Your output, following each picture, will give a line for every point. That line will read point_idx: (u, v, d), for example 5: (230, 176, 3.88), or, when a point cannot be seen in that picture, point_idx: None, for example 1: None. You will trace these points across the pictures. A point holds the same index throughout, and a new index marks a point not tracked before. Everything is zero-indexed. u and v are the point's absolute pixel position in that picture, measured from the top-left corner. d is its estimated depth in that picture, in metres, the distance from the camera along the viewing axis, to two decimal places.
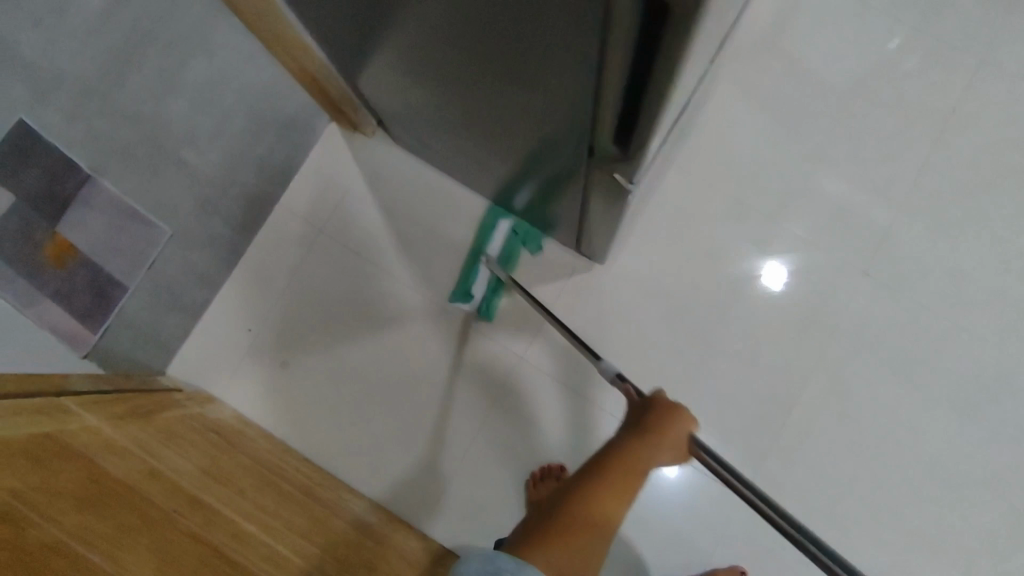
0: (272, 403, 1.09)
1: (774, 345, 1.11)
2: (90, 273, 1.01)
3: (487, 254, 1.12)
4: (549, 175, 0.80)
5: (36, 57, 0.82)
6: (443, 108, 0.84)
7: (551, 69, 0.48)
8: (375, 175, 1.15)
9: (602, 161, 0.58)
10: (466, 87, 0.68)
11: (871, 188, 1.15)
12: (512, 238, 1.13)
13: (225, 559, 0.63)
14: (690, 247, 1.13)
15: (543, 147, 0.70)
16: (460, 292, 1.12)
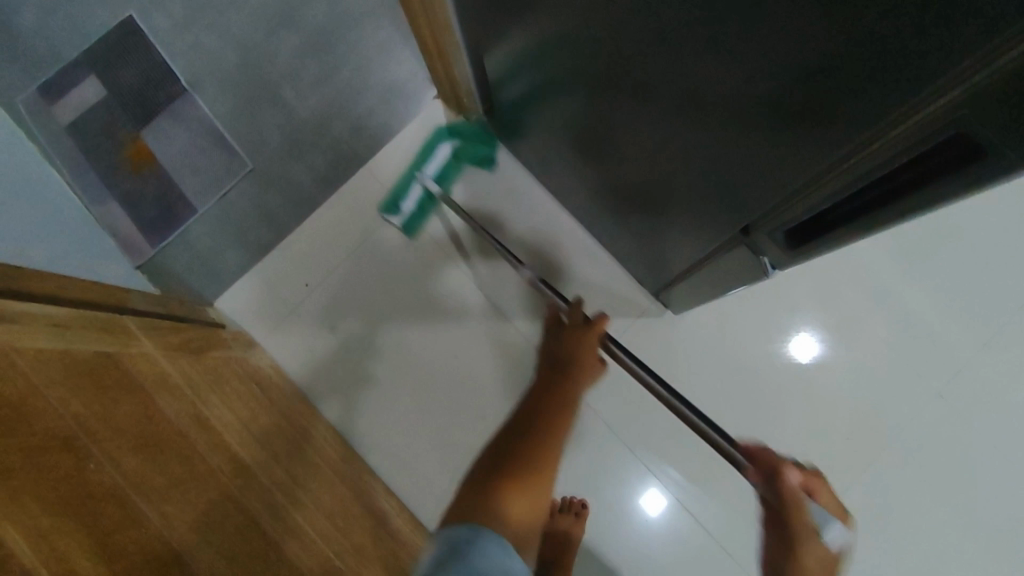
0: (312, 363, 1.07)
1: (837, 440, 1.04)
2: (163, 187, 1.14)
3: (422, 171, 1.01)
4: (673, 222, 0.77)
5: (209, 23, 1.17)
6: (579, 125, 0.81)
7: (772, 133, 0.45)
8: (468, 162, 1.13)
9: (760, 242, 0.57)
10: (630, 115, 0.65)
11: (987, 306, 1.06)
12: (451, 162, 1.04)
13: (260, 534, 0.61)
14: (774, 319, 1.08)
15: (684, 197, 0.67)
16: (388, 205, 1.01)
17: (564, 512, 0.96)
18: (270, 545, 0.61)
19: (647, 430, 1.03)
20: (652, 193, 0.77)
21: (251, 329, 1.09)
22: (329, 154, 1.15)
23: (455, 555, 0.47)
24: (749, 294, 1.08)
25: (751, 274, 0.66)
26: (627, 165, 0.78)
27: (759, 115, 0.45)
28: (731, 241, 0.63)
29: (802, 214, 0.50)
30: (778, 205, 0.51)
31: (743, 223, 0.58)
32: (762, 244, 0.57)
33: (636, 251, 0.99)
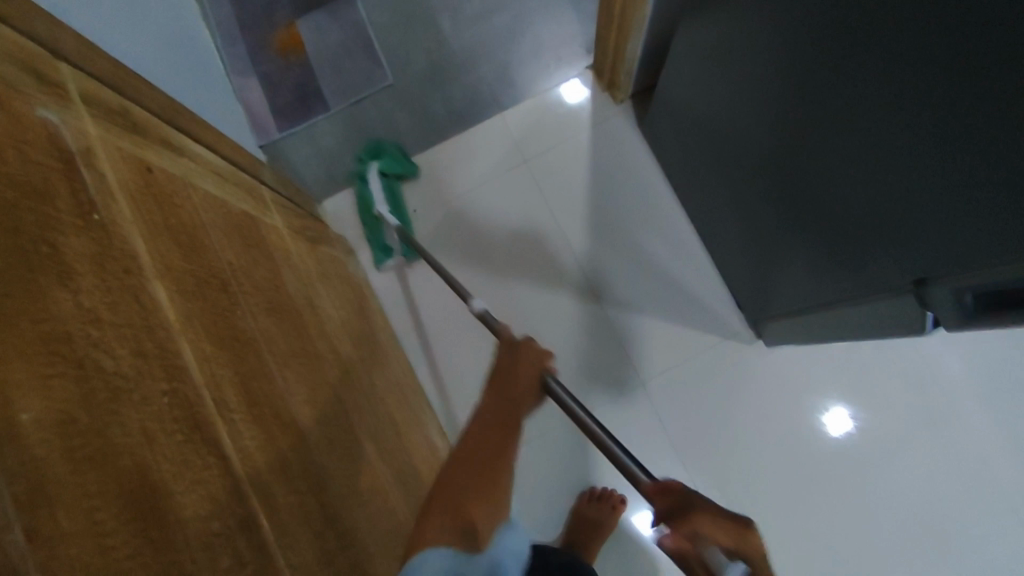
0: (398, 285, 1.09)
1: (898, 529, 0.96)
2: (303, 79, 1.16)
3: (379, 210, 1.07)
4: (811, 260, 0.75)
5: None
6: (741, 135, 0.80)
7: (1006, 191, 0.44)
8: (601, 139, 1.13)
9: (929, 297, 0.56)
10: (813, 138, 0.64)
11: None
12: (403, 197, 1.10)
13: (349, 425, 0.62)
14: (866, 386, 1.02)
15: (844, 233, 0.66)
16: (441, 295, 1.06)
17: (599, 502, 0.97)
18: (356, 440, 0.62)
19: (700, 449, 1.02)
20: (802, 224, 0.74)
21: (351, 236, 1.11)
22: (465, 93, 1.15)
23: None
24: (843, 352, 1.04)
25: (904, 328, 0.63)
26: (781, 185, 0.75)
27: (999, 165, 0.44)
28: (890, 287, 0.61)
29: (994, 281, 0.47)
30: (970, 264, 0.49)
31: (919, 271, 0.56)
32: (936, 300, 0.55)
33: (749, 273, 0.96)
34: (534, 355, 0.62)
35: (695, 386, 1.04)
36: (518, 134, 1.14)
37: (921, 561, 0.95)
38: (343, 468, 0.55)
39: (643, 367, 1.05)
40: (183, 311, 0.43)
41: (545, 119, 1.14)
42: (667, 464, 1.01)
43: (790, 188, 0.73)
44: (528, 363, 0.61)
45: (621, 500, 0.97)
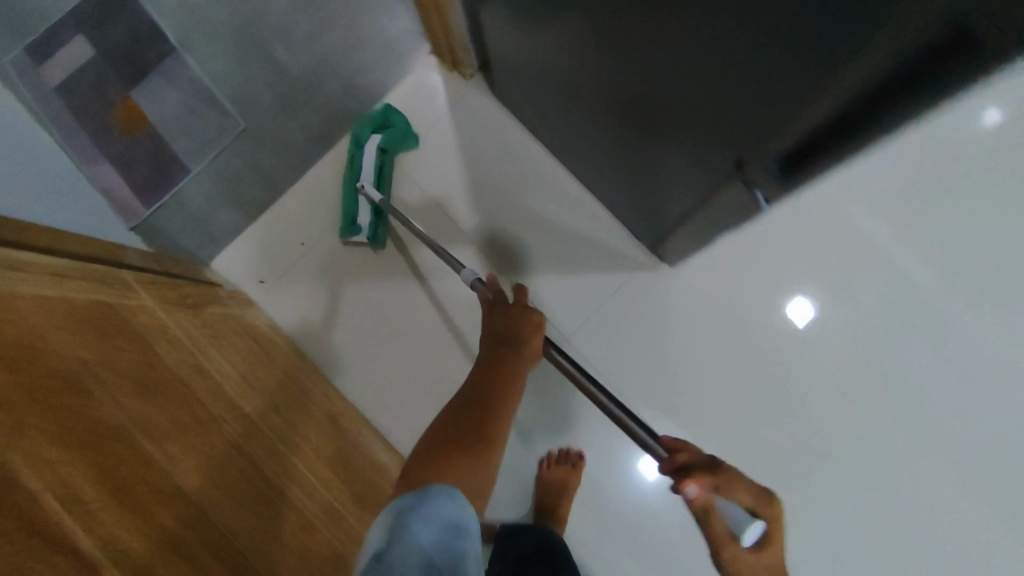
0: (308, 321, 1.08)
1: (831, 396, 1.02)
2: (154, 146, 1.01)
3: (361, 182, 1.05)
4: (666, 171, 0.77)
5: None
6: (575, 76, 0.80)
7: (759, 50, 0.45)
8: (464, 119, 1.12)
9: (751, 175, 0.58)
10: (621, 50, 0.65)
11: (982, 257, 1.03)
12: (381, 160, 1.08)
13: (264, 477, 0.62)
14: (769, 276, 1.05)
15: (678, 135, 0.67)
16: (347, 225, 1.07)
17: (561, 462, 0.99)
18: (273, 489, 0.62)
19: (637, 384, 1.04)
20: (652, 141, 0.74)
21: (248, 289, 1.09)
22: (320, 111, 1.13)
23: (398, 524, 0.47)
24: (748, 250, 1.06)
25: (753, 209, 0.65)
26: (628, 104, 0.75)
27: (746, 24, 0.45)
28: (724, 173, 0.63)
29: (790, 143, 0.50)
30: (770, 132, 0.51)
31: (738, 153, 0.57)
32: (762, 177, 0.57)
33: (631, 205, 0.98)
34: (532, 318, 0.77)
35: (618, 326, 1.05)
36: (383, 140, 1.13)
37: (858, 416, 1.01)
38: (258, 527, 0.56)
39: (565, 324, 1.05)
40: (22, 424, 0.41)
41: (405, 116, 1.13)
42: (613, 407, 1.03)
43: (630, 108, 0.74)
44: (526, 327, 0.76)
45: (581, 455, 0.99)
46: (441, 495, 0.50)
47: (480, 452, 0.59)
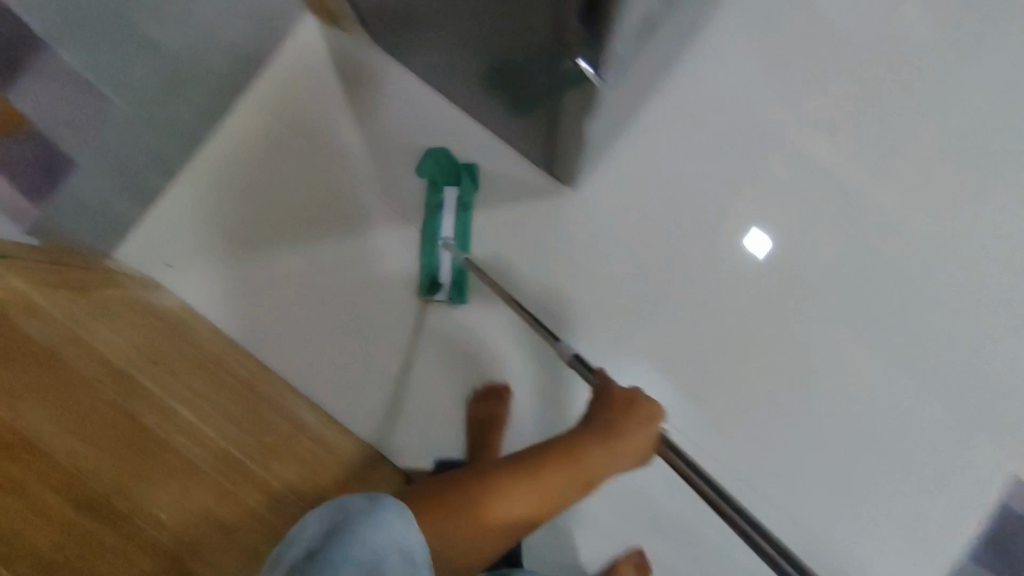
0: (220, 298, 1.04)
1: (749, 295, 1.02)
2: (36, 146, 0.81)
3: (443, 237, 1.03)
4: (535, 81, 0.79)
5: None
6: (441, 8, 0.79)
7: None
8: (352, 71, 1.07)
9: (572, 51, 0.67)
10: None
11: (890, 143, 1.02)
12: (462, 214, 1.05)
13: (139, 432, 0.63)
14: (676, 187, 1.04)
15: (518, 42, 0.74)
16: (426, 284, 1.02)
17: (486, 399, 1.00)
18: (149, 442, 0.64)
19: (559, 314, 1.04)
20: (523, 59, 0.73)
21: (153, 270, 1.04)
22: (211, 77, 1.02)
23: (346, 525, 0.56)
24: (654, 157, 1.04)
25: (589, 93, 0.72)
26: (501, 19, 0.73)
27: None
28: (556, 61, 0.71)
29: None
30: None
31: (561, 25, 0.65)
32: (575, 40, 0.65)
33: (527, 135, 0.96)
34: (648, 408, 0.77)
35: (532, 257, 1.05)
36: (275, 103, 1.08)
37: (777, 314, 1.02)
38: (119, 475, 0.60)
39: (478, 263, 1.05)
40: None
41: (293, 76, 1.08)
42: (537, 339, 1.02)
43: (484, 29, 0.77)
44: (635, 407, 0.77)
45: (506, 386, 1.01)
46: (390, 510, 0.58)
47: (454, 521, 0.63)
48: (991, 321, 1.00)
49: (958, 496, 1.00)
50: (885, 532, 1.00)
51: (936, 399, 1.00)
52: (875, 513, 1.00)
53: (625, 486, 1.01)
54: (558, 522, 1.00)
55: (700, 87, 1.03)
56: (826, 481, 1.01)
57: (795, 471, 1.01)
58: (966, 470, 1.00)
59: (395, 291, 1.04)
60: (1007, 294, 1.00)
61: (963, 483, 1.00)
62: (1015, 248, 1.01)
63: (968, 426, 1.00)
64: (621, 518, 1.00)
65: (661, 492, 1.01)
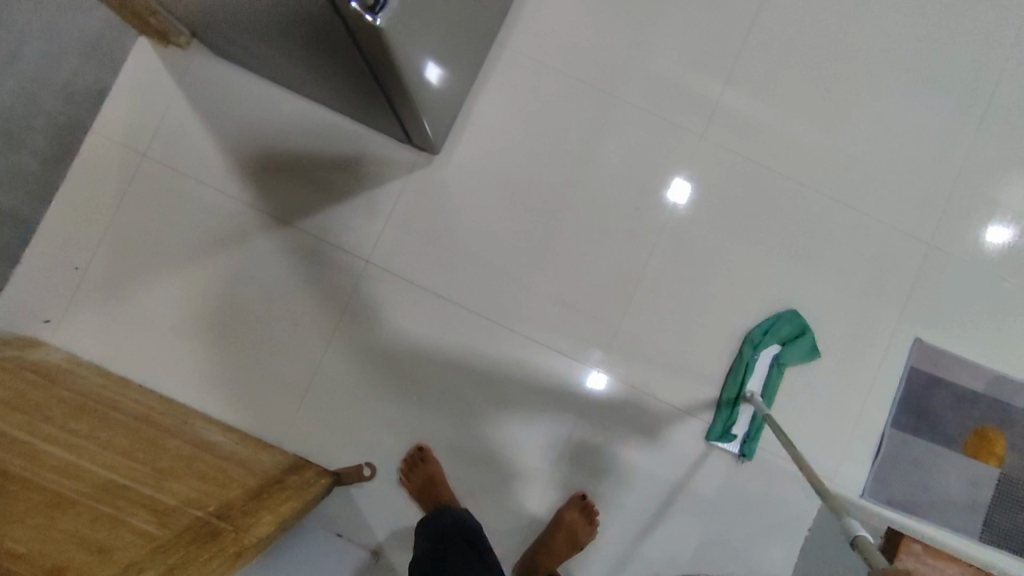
0: (112, 342, 1.02)
1: (630, 225, 1.06)
2: None
3: (750, 390, 1.02)
4: (356, 60, 0.76)
5: None
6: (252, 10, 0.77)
7: None
8: (196, 87, 1.05)
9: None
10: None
11: (721, 57, 1.08)
12: (776, 371, 1.03)
13: (15, 479, 0.58)
14: (539, 137, 1.06)
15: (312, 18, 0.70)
16: (718, 432, 1.03)
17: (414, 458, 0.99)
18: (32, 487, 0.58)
19: (456, 282, 1.04)
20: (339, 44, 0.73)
21: (34, 331, 1.01)
22: (51, 121, 0.94)
23: None
24: (507, 110, 1.06)
25: (391, 39, 0.65)
26: (301, 16, 0.71)
27: None
28: (341, 15, 0.64)
29: None
30: None
31: None
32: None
33: (380, 116, 0.96)
34: None
35: (417, 233, 1.05)
36: (122, 133, 1.04)
37: (659, 237, 1.06)
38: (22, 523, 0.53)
39: (364, 251, 1.04)
40: None
41: (136, 104, 1.05)
42: (437, 311, 1.04)
43: (293, 24, 0.75)
44: None
45: (422, 448, 1.00)
46: None
47: None
48: (848, 201, 1.07)
49: (865, 370, 1.04)
50: (808, 419, 1.03)
51: (820, 283, 1.06)
52: (795, 404, 1.04)
53: (553, 431, 1.03)
54: (497, 482, 1.02)
55: (534, 40, 1.07)
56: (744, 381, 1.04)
57: (712, 378, 1.04)
58: (865, 344, 1.05)
59: (288, 295, 1.03)
60: (855, 173, 1.07)
61: (865, 355, 1.04)
62: (852, 130, 1.08)
63: (854, 301, 1.05)
64: (555, 465, 1.03)
65: (587, 428, 1.03)
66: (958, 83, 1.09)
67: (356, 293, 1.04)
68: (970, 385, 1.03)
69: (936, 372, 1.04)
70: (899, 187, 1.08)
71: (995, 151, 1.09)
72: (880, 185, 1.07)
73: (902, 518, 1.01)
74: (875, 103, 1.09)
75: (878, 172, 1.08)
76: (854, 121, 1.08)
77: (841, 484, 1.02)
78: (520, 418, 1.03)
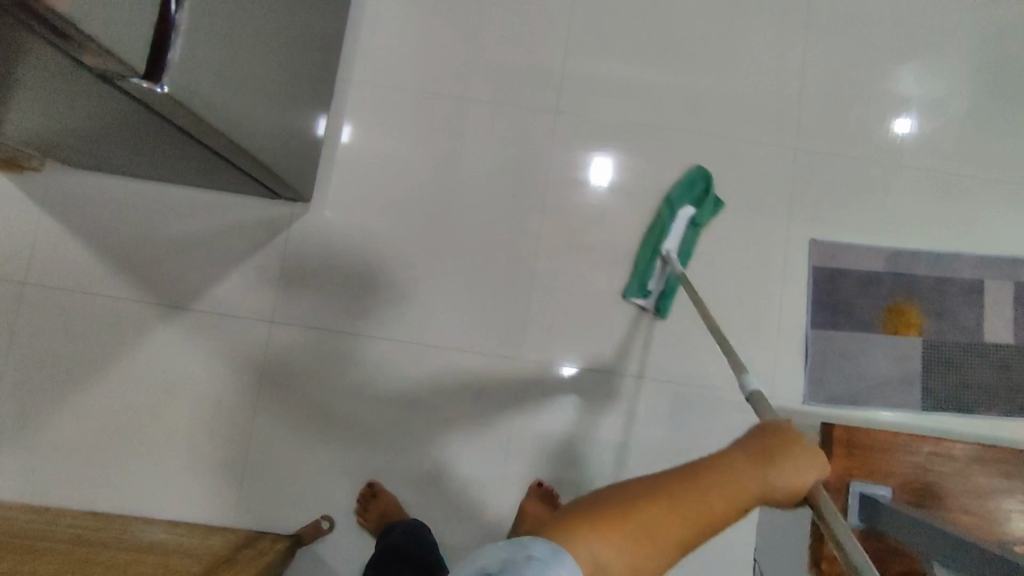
0: (42, 477, 1.00)
1: (513, 214, 1.08)
2: None
3: (666, 250, 1.04)
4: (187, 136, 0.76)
5: None
6: (78, 119, 0.78)
7: None
8: (58, 205, 1.04)
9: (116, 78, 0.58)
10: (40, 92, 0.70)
11: (557, 32, 1.12)
12: (692, 231, 1.06)
13: None
14: (404, 156, 1.08)
15: (125, 112, 0.70)
16: (636, 288, 1.05)
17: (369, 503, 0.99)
18: None
19: (364, 317, 1.05)
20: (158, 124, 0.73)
21: None
22: None
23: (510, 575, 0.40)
24: (366, 140, 1.08)
25: (189, 98, 0.63)
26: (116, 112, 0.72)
27: None
28: (129, 92, 0.61)
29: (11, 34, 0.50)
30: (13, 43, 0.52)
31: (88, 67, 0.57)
32: (98, 66, 0.54)
33: (240, 180, 0.97)
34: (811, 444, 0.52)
35: (313, 280, 1.05)
36: None
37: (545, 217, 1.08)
38: None
39: (267, 313, 1.04)
40: None
41: (2, 237, 1.04)
42: (354, 349, 1.05)
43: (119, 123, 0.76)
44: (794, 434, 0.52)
45: (372, 484, 1.00)
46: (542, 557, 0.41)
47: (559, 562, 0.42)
48: (712, 131, 1.11)
49: (771, 282, 1.07)
50: (733, 345, 1.06)
51: (708, 216, 1.09)
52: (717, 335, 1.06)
53: (498, 430, 1.04)
54: (456, 494, 1.03)
55: (374, 67, 1.09)
56: (663, 330, 1.06)
57: (632, 335, 1.06)
58: (765, 259, 1.08)
59: (203, 378, 1.03)
60: (711, 104, 1.11)
61: (768, 270, 1.08)
62: (698, 65, 1.12)
63: (744, 223, 1.09)
64: (509, 461, 1.03)
65: (527, 418, 1.04)
66: None
67: (269, 355, 1.04)
68: (872, 269, 1.07)
69: (838, 266, 1.07)
70: (756, 104, 1.12)
71: (837, 44, 1.13)
72: (735, 109, 1.11)
73: (844, 411, 1.04)
74: (710, 33, 1.13)
75: (730, 98, 1.12)
76: (697, 56, 1.12)
77: (782, 397, 1.05)
78: (463, 428, 1.04)
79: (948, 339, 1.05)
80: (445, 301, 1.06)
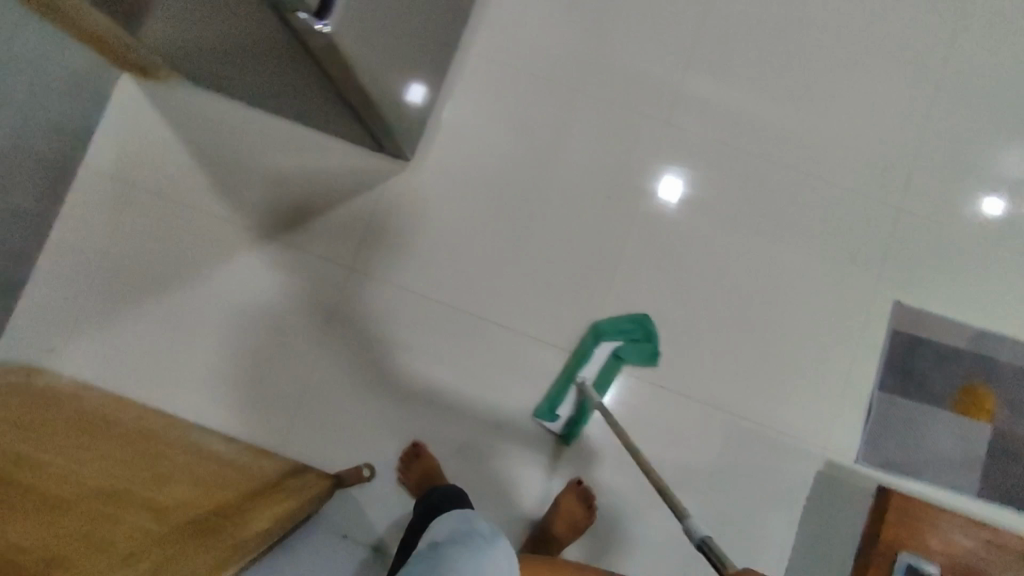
0: (113, 366, 1.05)
1: (602, 213, 1.09)
2: None
3: (580, 378, 1.03)
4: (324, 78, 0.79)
5: None
6: (226, 38, 0.81)
7: None
8: (177, 116, 1.09)
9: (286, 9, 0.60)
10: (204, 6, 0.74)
11: (681, 44, 1.12)
12: (611, 363, 1.05)
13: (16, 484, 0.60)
14: (508, 135, 1.10)
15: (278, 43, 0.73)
16: (546, 409, 1.04)
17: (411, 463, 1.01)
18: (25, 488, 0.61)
19: (438, 282, 1.08)
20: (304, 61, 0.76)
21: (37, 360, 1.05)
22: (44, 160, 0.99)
23: None
24: (474, 113, 1.10)
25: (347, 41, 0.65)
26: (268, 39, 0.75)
27: None
28: (290, 25, 0.64)
29: None
30: None
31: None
32: None
33: (352, 128, 1.00)
34: None
35: (397, 237, 1.08)
36: (111, 164, 1.09)
37: (632, 222, 1.08)
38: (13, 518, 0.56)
39: (348, 259, 1.08)
40: None
41: (121, 136, 1.09)
42: (422, 311, 1.07)
43: (264, 50, 0.79)
44: None
45: (417, 444, 1.03)
46: None
47: None
48: (816, 172, 1.09)
49: (844, 335, 1.06)
50: (793, 388, 1.05)
51: (794, 255, 1.08)
52: (778, 375, 1.05)
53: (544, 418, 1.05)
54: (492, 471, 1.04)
55: (496, 44, 1.11)
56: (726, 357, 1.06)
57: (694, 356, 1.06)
58: (843, 310, 1.06)
59: (277, 307, 1.07)
60: (820, 145, 1.10)
61: (843, 322, 1.06)
62: (815, 104, 1.11)
63: (830, 270, 1.07)
64: (549, 451, 1.05)
65: None
66: (917, 49, 1.11)
67: (343, 299, 1.07)
68: (951, 343, 1.05)
69: (917, 333, 1.05)
70: (866, 154, 1.10)
71: (961, 110, 1.10)
72: (844, 154, 1.10)
73: (893, 478, 1.02)
74: (834, 74, 1.11)
75: (841, 142, 1.10)
76: (816, 94, 1.11)
77: (832, 450, 1.03)
78: (511, 409, 1.05)
79: (1016, 429, 1.02)
80: (519, 283, 1.08)
